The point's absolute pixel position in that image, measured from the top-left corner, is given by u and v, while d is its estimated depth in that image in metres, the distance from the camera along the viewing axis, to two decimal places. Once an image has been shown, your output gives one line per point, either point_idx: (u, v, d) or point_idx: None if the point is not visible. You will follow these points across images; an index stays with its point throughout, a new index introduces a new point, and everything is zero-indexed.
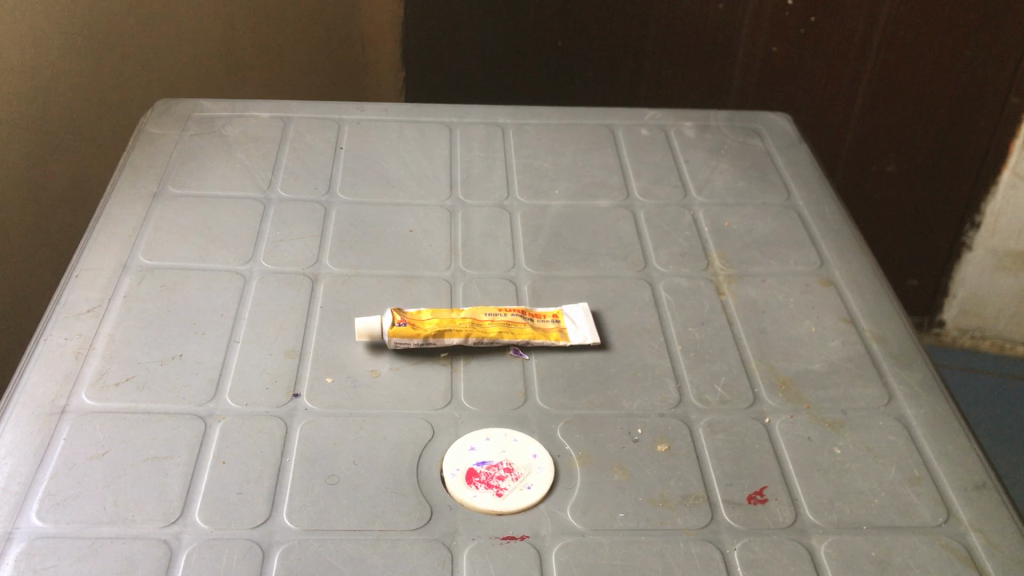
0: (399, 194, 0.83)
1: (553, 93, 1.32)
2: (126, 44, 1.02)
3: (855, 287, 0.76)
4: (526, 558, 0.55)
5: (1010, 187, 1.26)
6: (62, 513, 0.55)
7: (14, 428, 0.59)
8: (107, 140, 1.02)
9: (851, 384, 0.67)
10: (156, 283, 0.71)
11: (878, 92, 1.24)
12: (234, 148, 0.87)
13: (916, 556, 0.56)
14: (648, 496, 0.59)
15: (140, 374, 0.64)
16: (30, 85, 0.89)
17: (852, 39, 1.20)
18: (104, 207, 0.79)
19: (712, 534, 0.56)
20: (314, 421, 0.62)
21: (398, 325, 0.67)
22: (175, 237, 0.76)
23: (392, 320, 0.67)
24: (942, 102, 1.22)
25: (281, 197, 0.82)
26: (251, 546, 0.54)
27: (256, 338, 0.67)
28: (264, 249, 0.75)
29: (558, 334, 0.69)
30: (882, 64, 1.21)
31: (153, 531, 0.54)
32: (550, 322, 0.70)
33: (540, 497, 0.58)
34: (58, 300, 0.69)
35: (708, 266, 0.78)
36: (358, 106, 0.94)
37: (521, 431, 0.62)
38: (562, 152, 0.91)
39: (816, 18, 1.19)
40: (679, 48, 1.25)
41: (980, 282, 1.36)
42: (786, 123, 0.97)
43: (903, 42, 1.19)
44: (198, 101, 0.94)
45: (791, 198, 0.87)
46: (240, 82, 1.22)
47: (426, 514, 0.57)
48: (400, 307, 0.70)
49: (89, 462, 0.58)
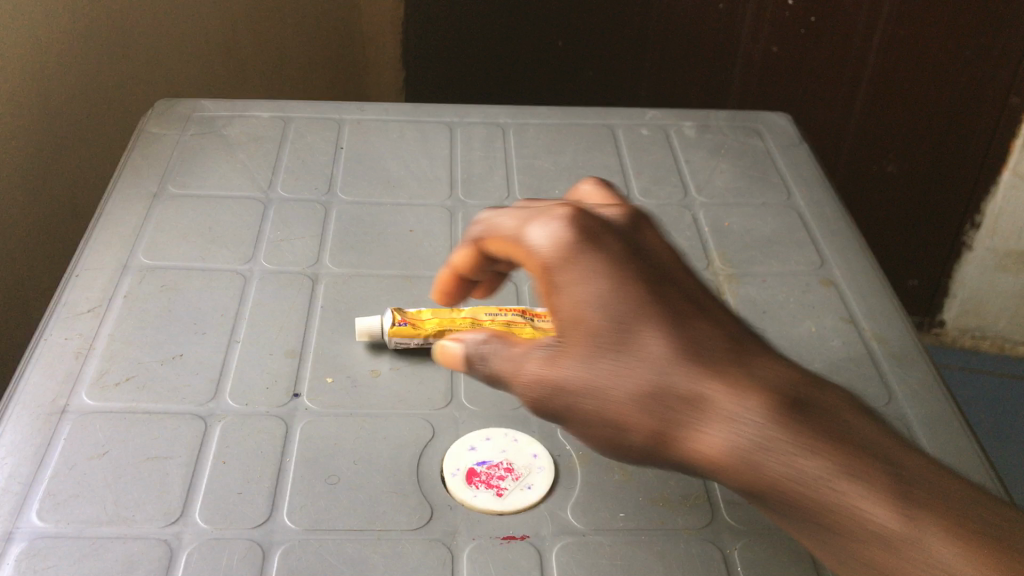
0: (400, 194, 0.83)
1: (553, 92, 1.31)
2: (127, 45, 1.02)
3: (855, 287, 0.76)
4: (526, 558, 0.55)
5: (1010, 187, 1.23)
6: (62, 513, 0.55)
7: (14, 428, 0.60)
8: (104, 140, 1.01)
9: (852, 384, 0.67)
10: (156, 283, 0.71)
11: (878, 93, 1.22)
12: (234, 147, 0.87)
13: None
14: (648, 496, 0.59)
15: (140, 374, 0.64)
16: (30, 85, 0.89)
17: (852, 39, 1.19)
18: (104, 207, 0.79)
19: (712, 535, 0.57)
20: (314, 421, 0.62)
21: (398, 325, 0.67)
22: (175, 237, 0.76)
23: (392, 320, 0.67)
24: (941, 103, 1.21)
25: (281, 197, 0.82)
26: (252, 546, 0.54)
27: (256, 338, 0.67)
28: (264, 249, 0.75)
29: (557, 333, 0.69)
30: (882, 65, 1.19)
31: (154, 531, 0.54)
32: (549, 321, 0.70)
33: (540, 497, 0.58)
34: (59, 299, 0.69)
35: (708, 266, 0.78)
36: (358, 106, 0.94)
37: (521, 431, 0.62)
38: (562, 152, 0.91)
39: (816, 17, 1.18)
40: (679, 47, 1.24)
41: (980, 281, 1.34)
42: (787, 124, 0.97)
43: (903, 42, 1.17)
44: (197, 102, 0.93)
45: (791, 198, 0.87)
46: (240, 80, 1.22)
47: (426, 514, 0.57)
48: (400, 307, 0.70)
49: (88, 462, 0.58)
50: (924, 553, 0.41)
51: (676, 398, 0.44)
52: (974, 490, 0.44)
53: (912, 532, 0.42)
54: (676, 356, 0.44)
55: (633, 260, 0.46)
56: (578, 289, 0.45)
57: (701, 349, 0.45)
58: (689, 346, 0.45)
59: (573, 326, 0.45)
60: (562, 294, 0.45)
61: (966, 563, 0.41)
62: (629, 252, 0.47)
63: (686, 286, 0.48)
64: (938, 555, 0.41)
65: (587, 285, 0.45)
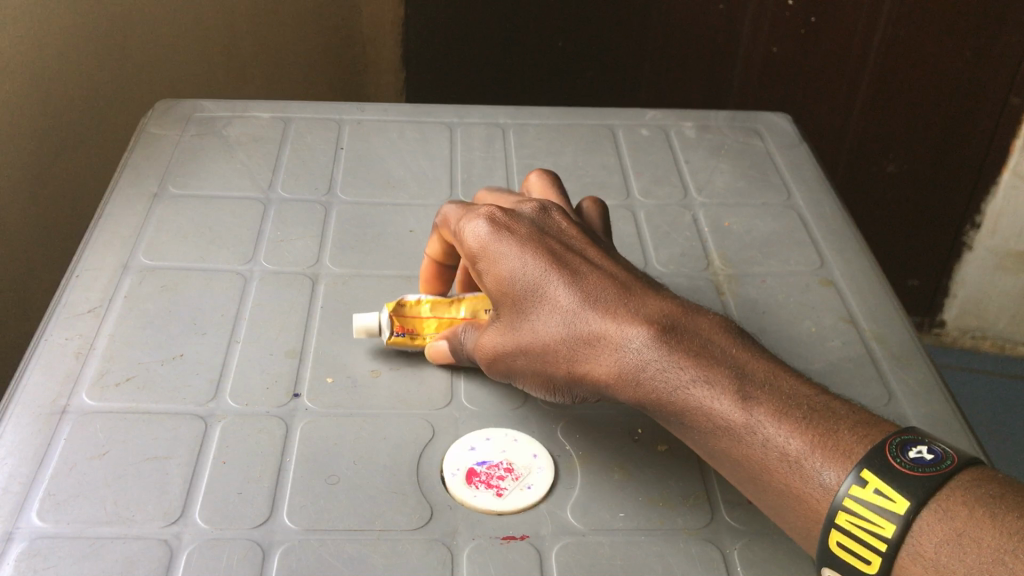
0: (400, 195, 0.83)
1: (553, 93, 1.30)
2: (128, 45, 1.02)
3: (855, 287, 0.76)
4: (526, 558, 0.55)
5: (1011, 187, 1.22)
6: (63, 513, 0.55)
7: (14, 428, 0.60)
8: (104, 140, 1.02)
9: (852, 384, 0.67)
10: (157, 283, 0.71)
11: (879, 93, 1.21)
12: (235, 148, 0.87)
13: None
14: (648, 496, 0.59)
15: (140, 374, 0.64)
16: (29, 86, 0.90)
17: (853, 40, 1.18)
18: (105, 208, 0.79)
19: (712, 535, 0.57)
20: (314, 421, 0.62)
21: (396, 336, 0.66)
22: (176, 237, 0.76)
23: (389, 332, 0.66)
24: (942, 104, 1.20)
25: (281, 197, 0.82)
26: (252, 546, 0.54)
27: (256, 339, 0.67)
28: (264, 249, 0.76)
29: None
30: (883, 66, 1.19)
31: (154, 531, 0.54)
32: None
33: (540, 497, 0.58)
34: (59, 299, 0.69)
35: (707, 266, 0.78)
36: (358, 107, 0.94)
37: (521, 431, 0.62)
38: (562, 152, 0.91)
39: (816, 17, 1.17)
40: (681, 49, 1.23)
41: (981, 282, 1.33)
42: (787, 124, 0.97)
43: (903, 44, 1.16)
44: (198, 102, 0.93)
45: (791, 198, 0.87)
46: (241, 81, 1.22)
47: (426, 514, 0.57)
48: (401, 295, 0.68)
49: (88, 462, 0.58)
50: (766, 438, 0.51)
51: (572, 336, 0.56)
52: (821, 393, 0.53)
53: (756, 422, 0.51)
54: (574, 302, 0.56)
55: (541, 234, 0.59)
56: (498, 264, 0.58)
57: (595, 296, 0.56)
58: (587, 293, 0.56)
59: (495, 289, 0.58)
60: (485, 270, 0.59)
61: (801, 444, 0.50)
62: (542, 229, 0.60)
63: (594, 255, 0.59)
64: (787, 444, 0.50)
65: (501, 256, 0.58)
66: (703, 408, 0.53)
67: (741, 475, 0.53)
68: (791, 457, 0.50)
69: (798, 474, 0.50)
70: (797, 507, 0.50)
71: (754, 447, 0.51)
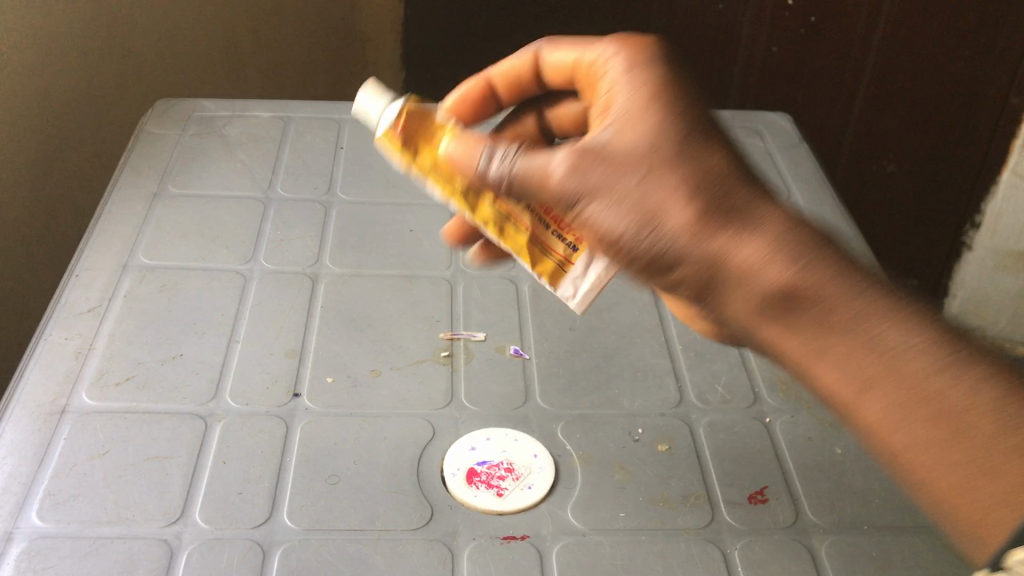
0: (400, 194, 0.83)
1: None
2: (127, 44, 1.02)
3: None
4: (526, 558, 0.55)
5: None
6: (62, 513, 0.55)
7: (14, 428, 0.60)
8: (103, 139, 1.02)
9: None
10: (156, 283, 0.71)
11: (881, 92, 1.07)
12: (234, 147, 0.87)
13: (917, 557, 0.57)
14: (648, 496, 0.59)
15: (140, 374, 0.64)
16: (28, 85, 0.89)
17: (852, 38, 1.06)
18: (104, 207, 0.79)
19: (712, 534, 0.57)
20: (314, 420, 0.62)
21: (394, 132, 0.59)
22: (176, 237, 0.76)
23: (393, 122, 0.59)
24: (942, 103, 1.04)
25: (281, 197, 0.81)
26: (251, 546, 0.54)
27: (256, 339, 0.67)
28: (264, 249, 0.75)
29: (553, 272, 0.59)
30: (885, 64, 1.05)
31: (153, 531, 0.54)
32: (562, 245, 0.58)
33: (541, 497, 0.58)
34: (59, 299, 0.69)
35: None
36: (358, 106, 0.94)
37: (522, 431, 0.62)
38: None
39: (816, 18, 1.07)
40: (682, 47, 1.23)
41: None
42: (787, 124, 0.97)
43: (906, 44, 1.02)
44: (198, 101, 0.93)
45: (792, 198, 0.87)
46: (240, 81, 1.21)
47: (426, 514, 0.57)
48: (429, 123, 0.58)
49: (88, 462, 0.58)
50: (943, 368, 0.41)
51: (714, 215, 0.45)
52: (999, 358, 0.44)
53: (934, 345, 0.41)
54: (730, 173, 0.47)
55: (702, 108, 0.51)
56: (644, 111, 0.50)
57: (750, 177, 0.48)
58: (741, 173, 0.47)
59: (630, 133, 0.49)
60: (629, 110, 0.50)
61: (987, 386, 0.40)
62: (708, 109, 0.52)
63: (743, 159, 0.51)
64: (940, 383, 0.41)
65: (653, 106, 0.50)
66: (845, 313, 0.43)
67: (886, 397, 0.42)
68: (978, 394, 0.40)
69: (982, 410, 0.40)
70: (917, 442, 0.41)
71: (894, 374, 0.42)
